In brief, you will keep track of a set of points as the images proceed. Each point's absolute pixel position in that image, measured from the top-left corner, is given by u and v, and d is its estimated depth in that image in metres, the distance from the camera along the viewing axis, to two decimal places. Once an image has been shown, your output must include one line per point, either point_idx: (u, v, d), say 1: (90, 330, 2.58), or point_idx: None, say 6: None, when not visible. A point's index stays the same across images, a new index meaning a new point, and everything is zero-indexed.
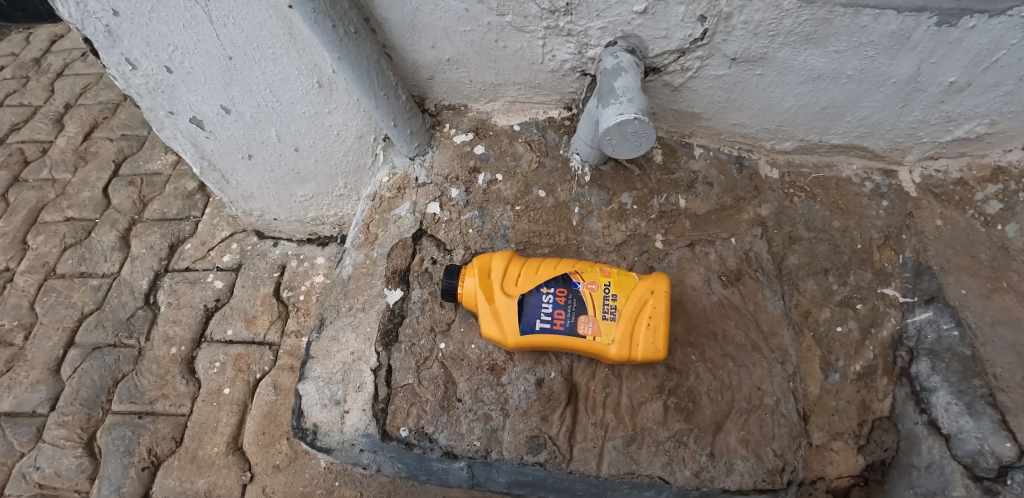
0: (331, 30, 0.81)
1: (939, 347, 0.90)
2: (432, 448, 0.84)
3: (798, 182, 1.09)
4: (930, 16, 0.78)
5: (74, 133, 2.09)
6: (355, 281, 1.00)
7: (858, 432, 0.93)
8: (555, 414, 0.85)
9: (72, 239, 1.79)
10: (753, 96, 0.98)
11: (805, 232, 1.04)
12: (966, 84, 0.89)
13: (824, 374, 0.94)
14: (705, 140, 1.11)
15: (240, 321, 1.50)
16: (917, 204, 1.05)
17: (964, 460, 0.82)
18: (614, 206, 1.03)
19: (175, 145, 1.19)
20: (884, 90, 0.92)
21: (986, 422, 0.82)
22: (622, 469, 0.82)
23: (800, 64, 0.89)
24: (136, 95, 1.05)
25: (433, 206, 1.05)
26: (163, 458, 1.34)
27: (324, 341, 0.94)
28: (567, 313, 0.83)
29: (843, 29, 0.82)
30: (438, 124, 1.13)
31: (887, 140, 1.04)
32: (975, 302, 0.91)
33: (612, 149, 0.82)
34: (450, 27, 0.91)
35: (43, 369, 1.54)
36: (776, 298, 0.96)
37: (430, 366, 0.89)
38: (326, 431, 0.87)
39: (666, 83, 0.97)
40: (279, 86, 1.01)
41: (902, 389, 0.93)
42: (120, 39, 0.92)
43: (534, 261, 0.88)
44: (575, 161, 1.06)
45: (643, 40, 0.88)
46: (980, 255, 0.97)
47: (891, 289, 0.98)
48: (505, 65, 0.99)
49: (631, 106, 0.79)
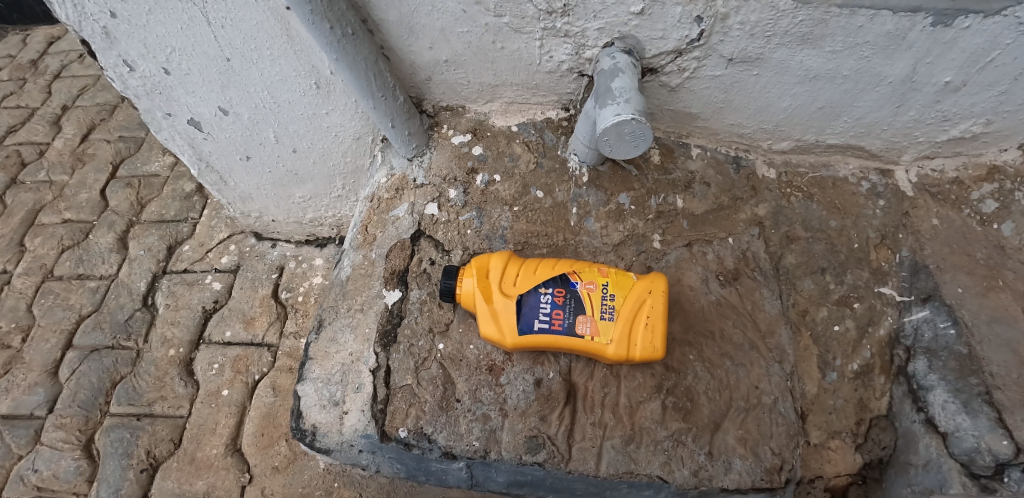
0: (329, 31, 0.81)
1: (936, 346, 0.91)
2: (431, 448, 0.84)
3: (795, 182, 1.10)
4: (926, 16, 0.79)
5: (71, 134, 2.09)
6: (353, 281, 1.00)
7: (855, 430, 0.93)
8: (554, 414, 0.85)
9: (70, 241, 1.79)
10: (750, 97, 0.98)
11: (802, 231, 1.04)
12: (962, 83, 0.89)
13: (821, 373, 0.94)
14: (702, 140, 1.11)
15: (238, 323, 1.50)
16: (913, 203, 1.06)
17: (961, 458, 0.82)
18: (612, 206, 1.03)
19: (173, 147, 1.19)
20: (880, 90, 0.93)
21: (983, 420, 0.82)
22: (621, 468, 0.82)
23: (796, 64, 0.89)
24: (134, 97, 1.05)
25: (431, 207, 1.05)
26: (161, 460, 1.34)
27: (323, 342, 0.94)
28: (566, 313, 0.83)
29: (839, 29, 0.82)
30: (436, 125, 1.13)
31: (883, 139, 1.04)
32: (971, 300, 0.92)
33: (610, 150, 0.83)
34: (447, 28, 0.91)
35: (40, 371, 1.53)
36: (773, 297, 0.97)
37: (428, 366, 0.90)
38: (325, 432, 0.87)
39: (663, 84, 0.97)
40: (276, 87, 1.01)
41: (899, 387, 0.93)
42: (117, 40, 0.92)
43: (532, 262, 0.88)
44: (573, 162, 1.07)
45: (640, 41, 0.89)
46: (975, 254, 0.97)
47: (888, 288, 0.99)
48: (503, 66, 0.99)
49: (628, 106, 0.79)
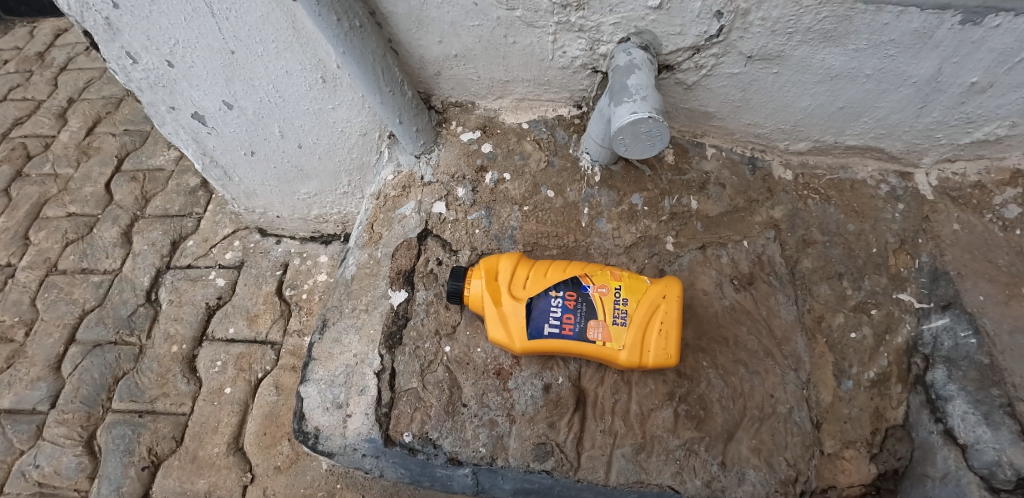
0: (336, 23, 0.78)
1: (956, 355, 0.88)
2: (436, 454, 0.82)
3: (812, 183, 1.07)
4: (955, 14, 0.76)
5: (77, 127, 2.08)
6: (358, 281, 0.98)
7: (870, 440, 0.90)
8: (562, 420, 0.83)
9: (74, 235, 1.78)
10: (768, 95, 0.95)
11: (819, 235, 1.01)
12: (988, 84, 0.86)
13: (837, 381, 0.91)
14: (716, 140, 1.08)
15: (241, 320, 1.48)
16: (934, 207, 1.03)
17: (980, 471, 0.80)
18: (624, 207, 1.01)
19: (177, 141, 1.17)
20: (904, 90, 0.90)
21: (1004, 433, 0.79)
22: (631, 477, 0.79)
23: (818, 62, 0.86)
24: (137, 90, 1.03)
25: (438, 206, 1.03)
26: (162, 458, 1.33)
27: (327, 342, 0.92)
28: (577, 318, 0.80)
29: (864, 26, 0.79)
30: (445, 121, 1.10)
31: (904, 141, 1.01)
32: (993, 308, 0.89)
33: (624, 149, 0.80)
34: (457, 21, 0.89)
35: (43, 366, 1.52)
36: (789, 302, 0.94)
37: (434, 370, 0.88)
38: (327, 435, 0.84)
39: (679, 82, 0.94)
40: (282, 81, 0.99)
41: (916, 397, 0.90)
42: (121, 32, 0.90)
43: (543, 264, 0.86)
44: (584, 161, 1.04)
45: (657, 37, 0.86)
46: (997, 260, 0.94)
47: (906, 295, 0.96)
48: (514, 62, 0.97)
49: (644, 104, 0.76)
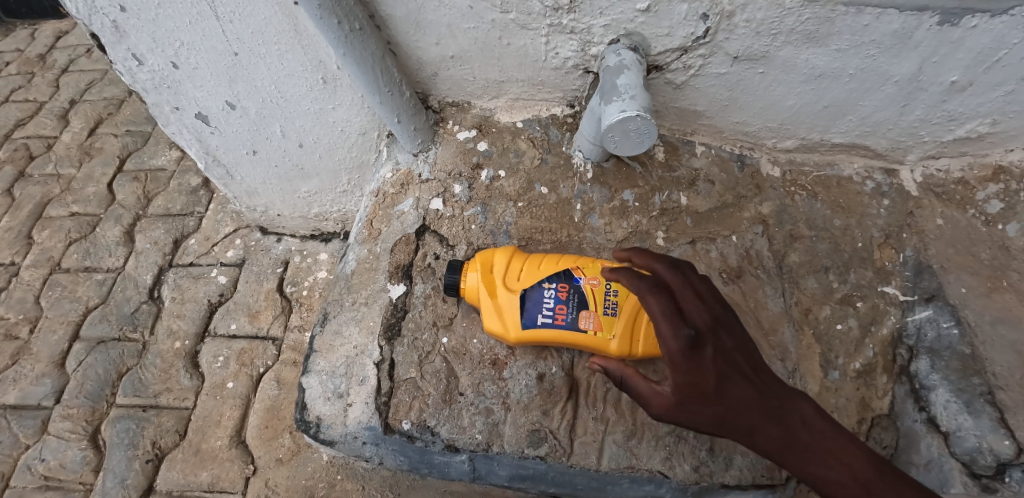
0: (337, 26, 0.82)
1: (939, 346, 0.91)
2: (434, 441, 0.84)
3: (799, 180, 1.10)
4: (932, 15, 0.79)
5: (78, 128, 2.10)
6: (358, 275, 1.01)
7: (857, 429, 0.91)
8: (556, 408, 0.85)
9: (77, 234, 1.80)
10: (755, 95, 0.98)
11: (806, 230, 1.04)
12: (968, 83, 0.89)
13: (824, 372, 0.93)
14: (706, 138, 1.11)
15: (243, 316, 1.51)
16: (918, 203, 1.06)
17: (962, 458, 0.83)
18: (616, 203, 1.04)
19: (180, 141, 1.20)
20: (886, 89, 0.93)
21: (984, 420, 0.83)
22: (622, 463, 0.82)
23: (802, 62, 0.89)
24: (142, 91, 1.06)
25: (436, 202, 1.06)
26: (166, 451, 1.36)
27: (328, 334, 0.95)
28: (569, 308, 0.83)
29: (845, 28, 0.82)
30: (442, 120, 1.13)
31: (889, 139, 1.04)
32: (975, 300, 0.92)
33: (615, 146, 0.83)
34: (454, 24, 0.92)
35: (48, 362, 1.55)
36: (776, 294, 0.97)
37: (432, 360, 0.90)
38: (329, 424, 0.87)
39: (668, 81, 0.97)
40: (284, 82, 1.02)
41: (901, 387, 0.93)
42: (127, 35, 0.93)
43: (537, 257, 0.89)
44: (577, 158, 1.07)
45: (645, 38, 0.89)
46: (980, 254, 0.97)
47: (891, 288, 0.99)
48: (509, 62, 1.00)
49: (633, 103, 0.79)
